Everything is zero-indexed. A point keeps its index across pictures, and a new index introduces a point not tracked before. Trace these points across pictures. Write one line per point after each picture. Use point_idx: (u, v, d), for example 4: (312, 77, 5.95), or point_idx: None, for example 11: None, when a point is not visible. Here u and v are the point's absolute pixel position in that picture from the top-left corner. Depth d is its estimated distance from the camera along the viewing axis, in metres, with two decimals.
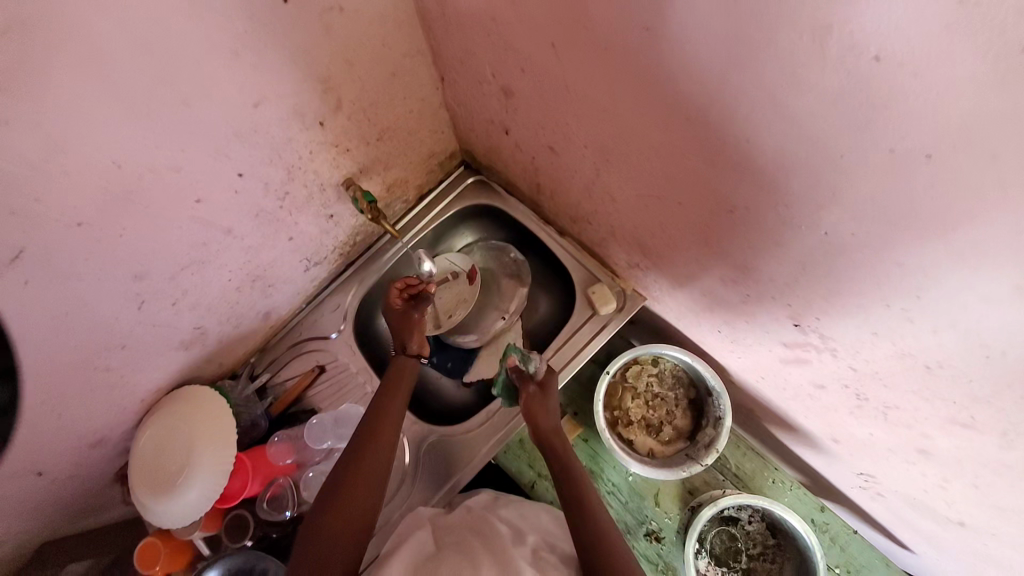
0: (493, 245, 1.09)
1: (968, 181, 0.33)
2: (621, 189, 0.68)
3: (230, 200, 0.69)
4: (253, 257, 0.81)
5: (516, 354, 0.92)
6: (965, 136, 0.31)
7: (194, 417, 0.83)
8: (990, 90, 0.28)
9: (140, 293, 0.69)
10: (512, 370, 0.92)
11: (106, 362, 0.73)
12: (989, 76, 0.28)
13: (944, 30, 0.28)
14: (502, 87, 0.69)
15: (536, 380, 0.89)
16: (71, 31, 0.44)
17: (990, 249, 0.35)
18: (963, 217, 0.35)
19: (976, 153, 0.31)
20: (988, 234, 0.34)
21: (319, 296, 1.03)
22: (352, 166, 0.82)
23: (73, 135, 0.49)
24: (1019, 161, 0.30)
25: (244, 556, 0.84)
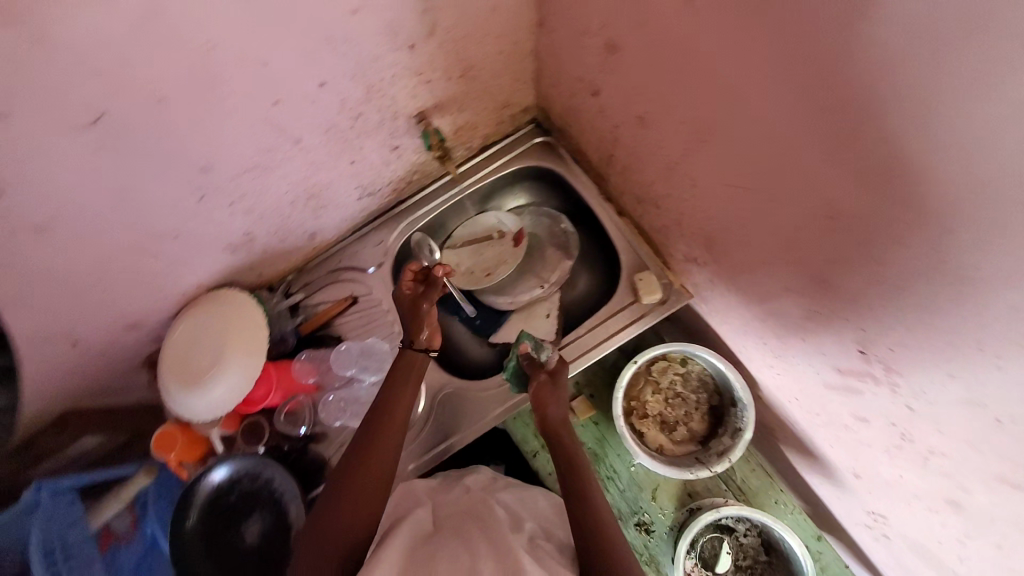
0: (545, 212, 1.07)
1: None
2: (709, 175, 0.64)
3: (306, 109, 0.67)
4: (314, 174, 0.80)
5: (529, 342, 0.92)
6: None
7: (230, 322, 0.84)
8: None
9: (202, 186, 0.68)
10: (523, 357, 0.92)
11: (158, 249, 0.73)
12: None
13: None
14: (608, 43, 0.65)
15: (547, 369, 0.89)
16: None
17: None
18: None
19: None
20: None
21: (364, 228, 1.03)
22: (429, 100, 0.80)
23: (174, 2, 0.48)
24: None
25: (254, 460, 0.87)
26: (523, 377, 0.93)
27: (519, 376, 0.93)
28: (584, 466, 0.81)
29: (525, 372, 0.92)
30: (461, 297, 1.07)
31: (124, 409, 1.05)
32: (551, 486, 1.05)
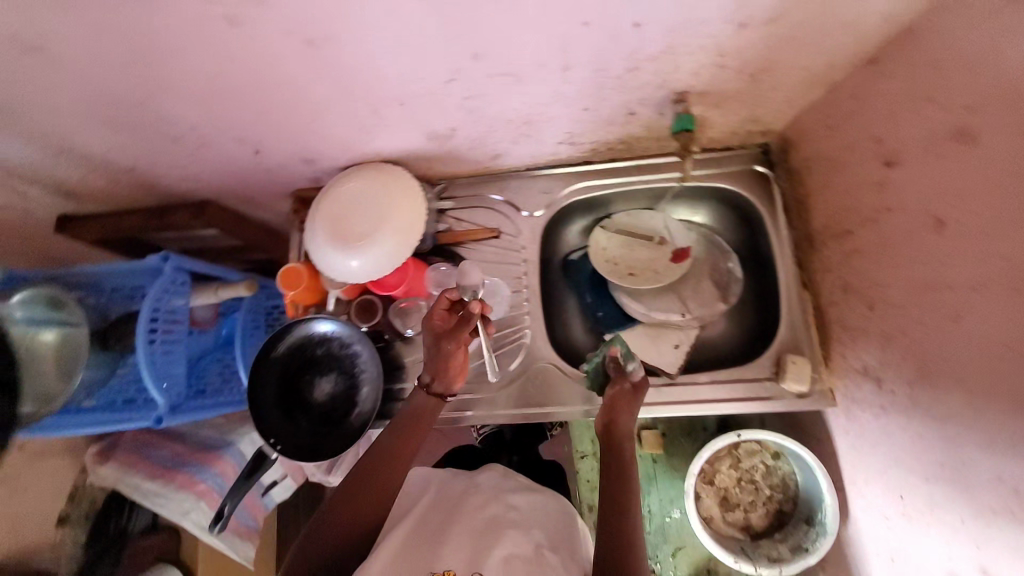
0: (716, 242, 0.99)
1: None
2: (989, 318, 0.56)
3: (601, 43, 0.61)
4: (549, 106, 0.74)
5: (621, 347, 0.86)
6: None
7: (395, 206, 0.83)
8: None
9: (457, 71, 0.64)
10: (609, 359, 0.87)
11: (380, 106, 0.71)
12: None
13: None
14: (964, 124, 0.57)
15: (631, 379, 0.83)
16: None
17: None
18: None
19: None
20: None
21: (540, 170, 0.98)
22: (704, 84, 0.72)
23: None
24: None
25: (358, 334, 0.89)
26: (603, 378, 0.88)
27: (599, 375, 0.88)
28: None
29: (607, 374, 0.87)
30: (590, 279, 1.04)
31: (250, 220, 1.08)
32: (585, 493, 1.02)
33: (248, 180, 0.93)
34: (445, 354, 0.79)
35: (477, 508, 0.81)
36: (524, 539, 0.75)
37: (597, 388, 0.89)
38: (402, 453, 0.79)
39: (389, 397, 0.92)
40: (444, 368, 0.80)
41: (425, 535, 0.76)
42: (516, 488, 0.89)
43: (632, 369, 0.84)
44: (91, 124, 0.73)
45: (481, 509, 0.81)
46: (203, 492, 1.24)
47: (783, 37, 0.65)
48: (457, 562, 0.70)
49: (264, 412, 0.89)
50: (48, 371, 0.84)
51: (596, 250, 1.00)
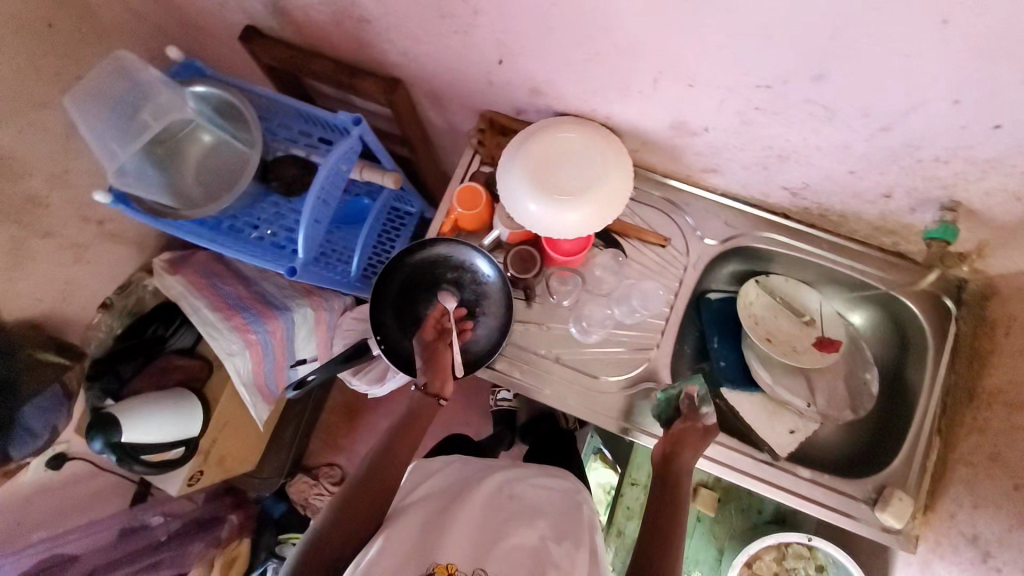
0: (859, 349, 0.94)
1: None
2: None
3: (945, 125, 0.58)
4: (815, 154, 0.70)
5: (699, 388, 0.83)
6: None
7: (603, 178, 0.79)
8: None
9: (779, 82, 0.60)
10: (685, 397, 0.83)
11: (664, 76, 0.67)
12: None
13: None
14: None
15: (703, 421, 0.81)
16: None
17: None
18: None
19: None
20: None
21: (732, 202, 0.93)
22: (983, 204, 0.68)
23: None
24: None
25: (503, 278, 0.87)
26: (671, 412, 0.86)
27: (667, 407, 0.85)
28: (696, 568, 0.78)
29: (677, 410, 0.85)
30: (722, 325, 0.96)
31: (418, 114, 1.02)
32: (621, 516, 1.04)
33: (454, 81, 0.87)
34: (441, 359, 0.84)
35: (483, 497, 0.83)
36: (529, 530, 0.80)
37: (662, 419, 0.86)
38: (401, 444, 0.92)
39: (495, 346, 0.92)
40: (440, 370, 0.84)
41: (430, 518, 0.80)
42: (528, 477, 0.90)
43: (705, 413, 0.82)
44: None
45: (488, 500, 0.83)
46: (251, 342, 1.17)
47: None
48: (462, 556, 0.74)
49: (382, 308, 0.88)
50: (190, 172, 0.86)
51: (746, 299, 0.95)
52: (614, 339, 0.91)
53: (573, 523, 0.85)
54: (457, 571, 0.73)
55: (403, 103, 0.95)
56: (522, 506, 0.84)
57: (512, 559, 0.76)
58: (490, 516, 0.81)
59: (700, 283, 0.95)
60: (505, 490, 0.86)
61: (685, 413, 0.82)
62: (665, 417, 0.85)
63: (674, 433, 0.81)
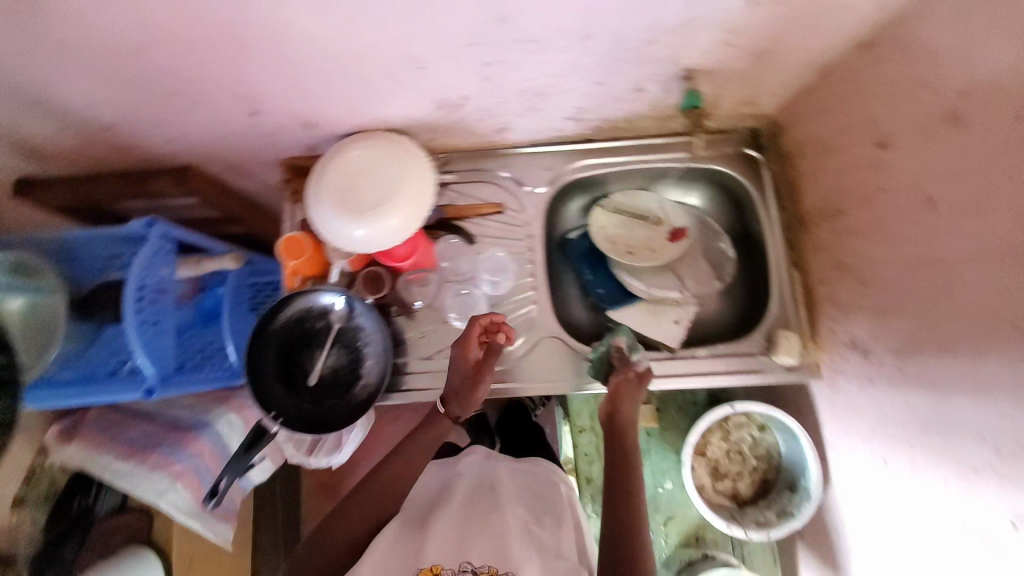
0: (709, 224, 1.02)
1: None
2: (974, 293, 0.59)
3: (624, 13, 0.62)
4: (561, 78, 0.74)
5: (626, 338, 0.90)
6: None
7: (406, 178, 0.81)
8: None
9: (479, 35, 0.64)
10: (616, 350, 0.88)
11: (393, 69, 0.69)
12: None
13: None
14: (956, 109, 0.59)
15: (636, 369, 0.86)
16: None
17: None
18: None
19: None
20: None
21: (543, 147, 0.98)
22: (711, 64, 0.74)
23: None
24: None
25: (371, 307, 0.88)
26: (605, 369, 0.90)
27: (601, 365, 0.89)
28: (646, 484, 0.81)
29: (611, 365, 0.89)
30: (587, 256, 1.04)
31: (231, 188, 1.02)
32: (583, 464, 1.06)
33: (236, 146, 0.88)
34: (487, 386, 0.84)
35: (461, 497, 0.86)
36: (512, 514, 0.82)
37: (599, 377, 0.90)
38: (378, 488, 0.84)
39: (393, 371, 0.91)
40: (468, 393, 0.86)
41: (410, 526, 0.81)
42: (503, 465, 0.95)
43: (636, 360, 0.87)
44: (76, 73, 0.67)
45: (466, 498, 0.86)
46: (179, 472, 1.13)
47: (793, 21, 0.66)
48: (440, 553, 0.74)
49: (253, 370, 0.84)
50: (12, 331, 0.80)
51: (597, 227, 1.01)
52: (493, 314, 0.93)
53: (549, 494, 0.89)
54: (442, 569, 0.72)
55: (204, 183, 0.94)
56: (501, 493, 0.87)
57: (502, 540, 0.76)
58: (472, 510, 0.84)
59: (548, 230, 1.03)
60: (486, 483, 0.90)
61: (619, 365, 0.86)
62: (601, 374, 0.89)
63: (613, 387, 0.85)
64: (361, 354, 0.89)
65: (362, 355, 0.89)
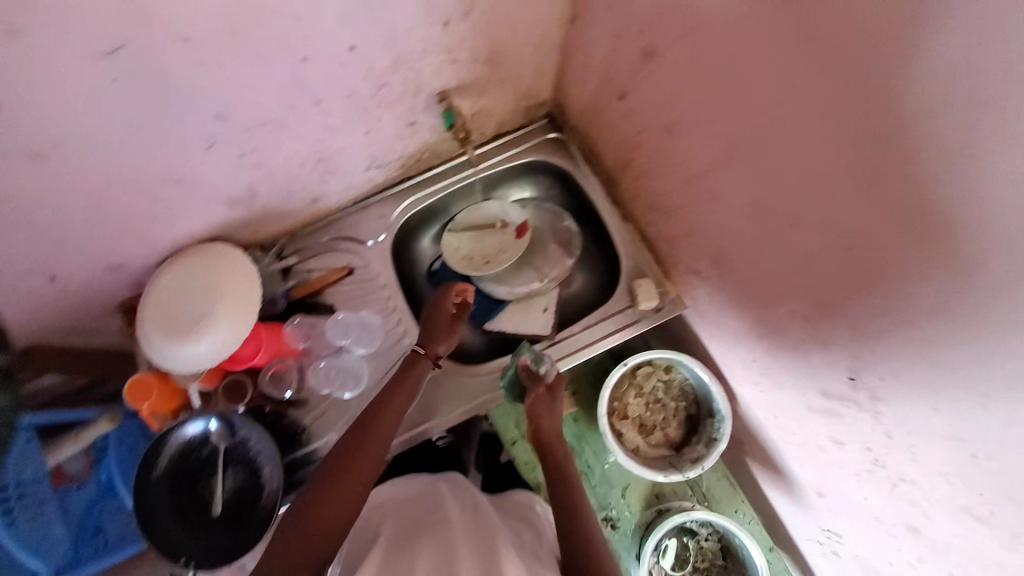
0: (549, 208, 1.06)
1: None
2: (727, 193, 0.64)
3: (332, 70, 0.66)
4: (325, 139, 0.78)
5: (529, 354, 0.91)
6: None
7: (224, 277, 0.81)
8: None
9: (213, 133, 0.66)
10: (522, 369, 0.91)
11: (159, 191, 0.71)
12: None
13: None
14: (644, 47, 0.65)
15: (545, 382, 0.91)
16: None
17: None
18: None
19: None
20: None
21: (367, 199, 1.01)
22: (454, 79, 0.79)
23: None
24: None
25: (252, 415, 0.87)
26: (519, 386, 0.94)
27: (515, 385, 0.93)
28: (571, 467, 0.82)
29: (523, 382, 0.92)
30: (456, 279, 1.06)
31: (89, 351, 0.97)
32: (525, 473, 1.06)
33: (55, 315, 0.86)
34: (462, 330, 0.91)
35: (456, 515, 0.81)
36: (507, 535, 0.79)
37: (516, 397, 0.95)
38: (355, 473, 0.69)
39: (297, 465, 0.87)
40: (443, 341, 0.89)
41: (391, 551, 0.72)
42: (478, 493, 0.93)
43: (546, 371, 0.91)
44: None
45: (462, 517, 0.81)
46: None
47: (493, 22, 0.72)
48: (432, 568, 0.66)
49: (144, 496, 0.82)
50: None
51: (451, 250, 1.02)
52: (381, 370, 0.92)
53: (535, 518, 0.92)
54: None
55: (54, 353, 0.93)
56: (490, 515, 0.84)
57: (492, 553, 0.71)
58: (467, 525, 0.78)
59: (407, 271, 1.04)
60: (479, 507, 0.86)
61: (530, 383, 0.91)
62: (519, 393, 0.94)
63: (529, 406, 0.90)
64: (257, 467, 0.85)
65: (259, 468, 0.85)
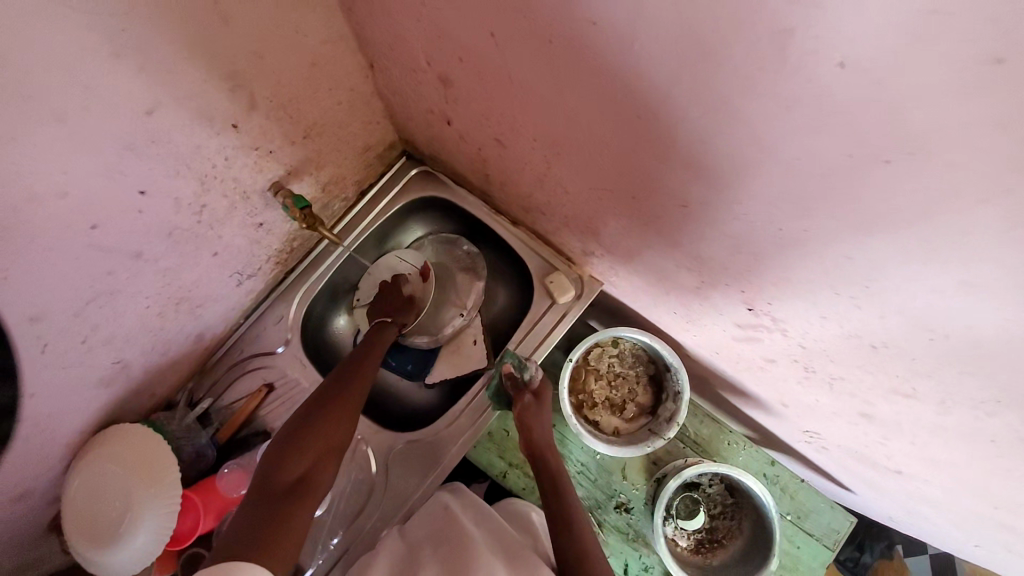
0: (443, 239, 1.05)
1: (943, 168, 0.30)
2: (572, 182, 0.64)
3: (134, 221, 0.61)
4: (173, 280, 0.72)
5: (512, 362, 0.91)
6: (935, 141, 0.29)
7: (132, 463, 0.75)
8: (956, 101, 0.26)
9: (39, 337, 0.59)
10: (507, 377, 0.91)
11: (12, 420, 0.63)
12: (956, 90, 0.26)
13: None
14: (438, 76, 0.63)
15: (532, 389, 0.91)
16: None
17: (976, 240, 0.33)
18: (950, 201, 0.32)
19: (935, 161, 0.30)
20: (992, 214, 0.31)
21: (257, 309, 0.95)
22: (279, 169, 0.75)
23: None
24: (949, 169, 0.30)
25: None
26: (506, 396, 0.93)
27: (502, 396, 0.94)
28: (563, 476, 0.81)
29: (509, 391, 0.93)
30: None
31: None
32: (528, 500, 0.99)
33: None
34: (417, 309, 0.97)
35: (471, 529, 0.76)
36: (519, 546, 0.74)
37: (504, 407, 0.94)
38: (323, 437, 0.73)
39: None
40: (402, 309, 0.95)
41: None
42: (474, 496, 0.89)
43: (530, 377, 0.91)
44: None
45: (473, 531, 0.76)
46: None
47: (288, 103, 0.67)
48: None
49: None
50: None
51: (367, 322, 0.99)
52: (354, 471, 0.91)
53: (537, 524, 0.87)
54: None
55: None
56: (496, 527, 0.79)
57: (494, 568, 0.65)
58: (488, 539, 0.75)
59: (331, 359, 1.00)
60: (484, 518, 0.82)
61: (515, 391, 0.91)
62: (507, 402, 0.94)
63: (518, 412, 0.90)
64: None
65: None
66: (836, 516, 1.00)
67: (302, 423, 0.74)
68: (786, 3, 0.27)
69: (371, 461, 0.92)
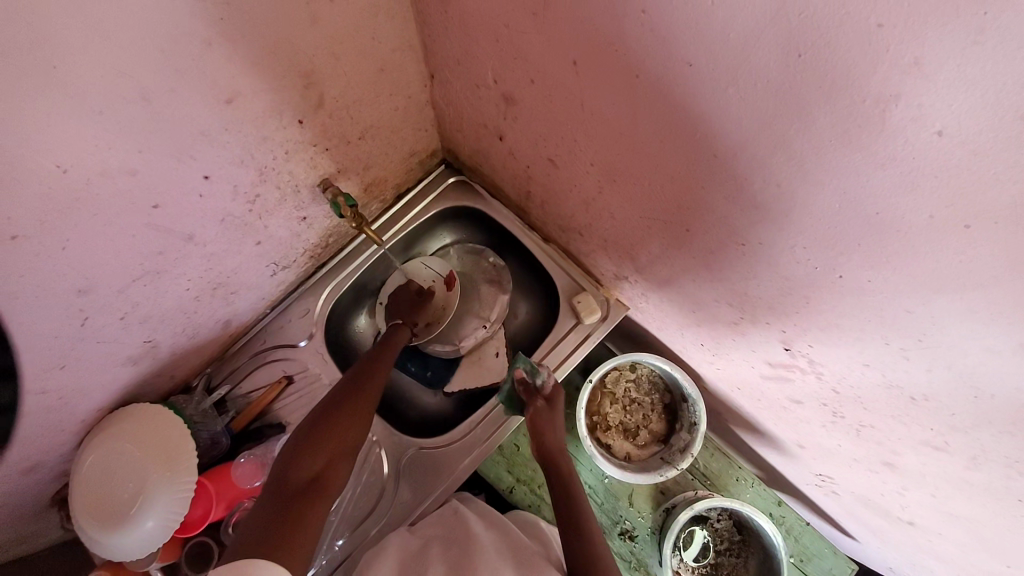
0: (470, 248, 1.05)
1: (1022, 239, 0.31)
2: (622, 208, 0.65)
3: (192, 204, 0.61)
4: (215, 265, 0.73)
5: (524, 367, 0.91)
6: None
7: (147, 444, 0.74)
8: None
9: (83, 309, 0.60)
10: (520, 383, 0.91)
11: (42, 388, 0.63)
12: None
13: (1014, 80, 0.25)
14: (503, 94, 0.65)
15: (544, 395, 0.90)
16: (27, 29, 0.36)
17: None
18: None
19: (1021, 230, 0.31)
20: None
21: (284, 301, 0.95)
22: (330, 166, 0.76)
23: (18, 143, 0.41)
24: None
25: None
26: (518, 401, 0.92)
27: (514, 400, 0.92)
28: (579, 497, 0.80)
29: (522, 397, 0.92)
30: (405, 351, 1.02)
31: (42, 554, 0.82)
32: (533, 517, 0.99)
33: None
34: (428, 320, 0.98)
35: (482, 532, 0.75)
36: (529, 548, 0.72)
37: (517, 412, 0.93)
38: (338, 438, 0.73)
39: None
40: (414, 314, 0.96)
41: None
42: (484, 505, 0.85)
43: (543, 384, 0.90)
44: None
45: (483, 534, 0.75)
46: None
47: (351, 105, 0.69)
48: None
49: None
50: None
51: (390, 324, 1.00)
52: (364, 474, 0.91)
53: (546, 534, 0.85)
54: None
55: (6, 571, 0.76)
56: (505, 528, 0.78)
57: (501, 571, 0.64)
58: (499, 542, 0.73)
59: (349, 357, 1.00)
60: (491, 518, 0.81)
61: (527, 397, 0.90)
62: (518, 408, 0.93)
63: (529, 417, 0.88)
64: None
65: None
66: (839, 562, 0.99)
67: (320, 423, 0.74)
68: (896, 71, 0.29)
69: (382, 464, 0.91)
